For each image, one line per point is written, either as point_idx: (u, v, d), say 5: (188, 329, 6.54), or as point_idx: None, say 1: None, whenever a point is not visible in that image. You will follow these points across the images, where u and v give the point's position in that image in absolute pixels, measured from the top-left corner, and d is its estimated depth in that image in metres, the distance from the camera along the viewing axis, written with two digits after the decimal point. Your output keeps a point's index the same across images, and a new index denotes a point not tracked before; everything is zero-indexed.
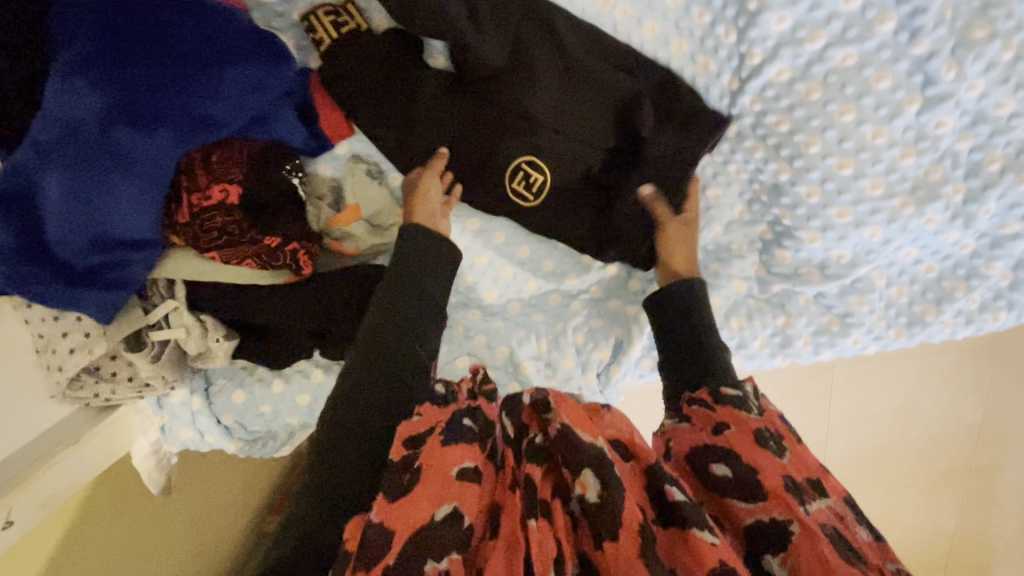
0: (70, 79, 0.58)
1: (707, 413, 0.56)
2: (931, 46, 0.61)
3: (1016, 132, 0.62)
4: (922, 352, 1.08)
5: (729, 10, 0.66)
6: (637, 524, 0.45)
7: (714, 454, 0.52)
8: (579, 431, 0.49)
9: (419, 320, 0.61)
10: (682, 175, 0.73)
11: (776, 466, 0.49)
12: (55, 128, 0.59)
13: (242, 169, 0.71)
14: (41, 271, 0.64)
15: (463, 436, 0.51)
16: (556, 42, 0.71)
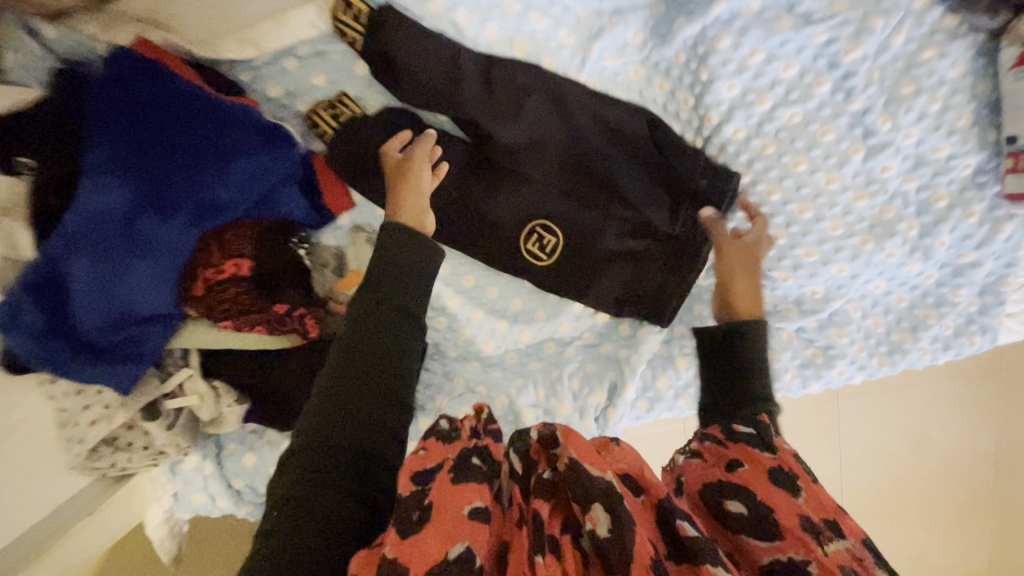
0: (101, 179, 0.66)
1: (719, 450, 0.58)
2: (865, 103, 0.68)
3: (955, 171, 0.68)
4: (922, 382, 1.09)
5: (686, 80, 0.74)
6: (650, 560, 0.43)
7: (726, 492, 0.54)
8: (588, 466, 0.48)
9: (403, 329, 0.58)
10: (699, 233, 0.79)
11: (791, 505, 0.50)
12: (85, 220, 0.66)
13: (253, 244, 0.77)
14: (68, 347, 0.70)
15: (473, 473, 0.50)
16: (568, 119, 0.79)
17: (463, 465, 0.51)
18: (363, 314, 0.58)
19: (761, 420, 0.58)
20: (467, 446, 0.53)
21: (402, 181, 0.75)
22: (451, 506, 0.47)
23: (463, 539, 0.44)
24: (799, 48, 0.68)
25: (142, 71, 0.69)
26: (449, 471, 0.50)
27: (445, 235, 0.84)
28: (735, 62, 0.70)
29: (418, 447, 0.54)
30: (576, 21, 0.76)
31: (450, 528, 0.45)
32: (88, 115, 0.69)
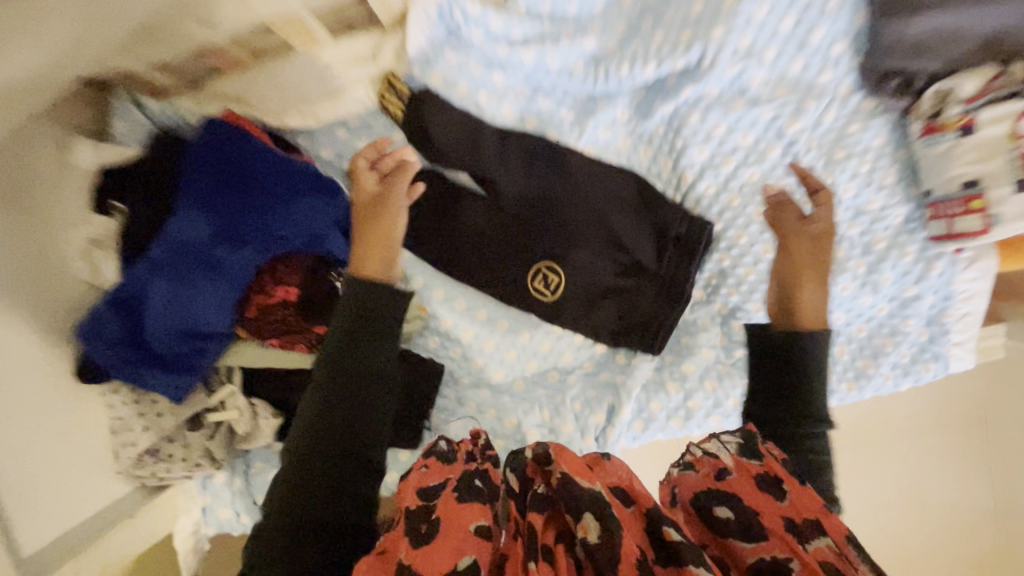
0: (188, 214, 0.82)
1: (708, 462, 0.64)
2: (809, 164, 0.84)
3: (889, 219, 0.83)
4: (916, 433, 1.12)
5: (664, 147, 0.92)
6: (636, 560, 0.50)
7: (718, 498, 0.60)
8: (578, 478, 0.56)
9: (371, 369, 0.67)
10: (684, 271, 0.92)
11: (776, 509, 0.58)
12: (170, 247, 0.81)
13: (300, 276, 0.89)
14: (136, 356, 0.81)
15: (476, 494, 0.59)
16: (568, 176, 0.95)
17: (469, 486, 0.60)
18: (336, 359, 0.68)
19: (747, 431, 0.66)
20: (471, 467, 0.63)
21: (370, 226, 0.84)
22: (456, 522, 0.56)
23: (469, 554, 0.53)
24: (752, 122, 0.85)
25: (230, 136, 0.85)
26: (454, 490, 0.60)
27: (467, 273, 0.99)
28: (704, 133, 0.87)
29: (425, 464, 0.65)
30: (574, 101, 0.94)
31: (456, 538, 0.55)
32: (184, 167, 0.86)
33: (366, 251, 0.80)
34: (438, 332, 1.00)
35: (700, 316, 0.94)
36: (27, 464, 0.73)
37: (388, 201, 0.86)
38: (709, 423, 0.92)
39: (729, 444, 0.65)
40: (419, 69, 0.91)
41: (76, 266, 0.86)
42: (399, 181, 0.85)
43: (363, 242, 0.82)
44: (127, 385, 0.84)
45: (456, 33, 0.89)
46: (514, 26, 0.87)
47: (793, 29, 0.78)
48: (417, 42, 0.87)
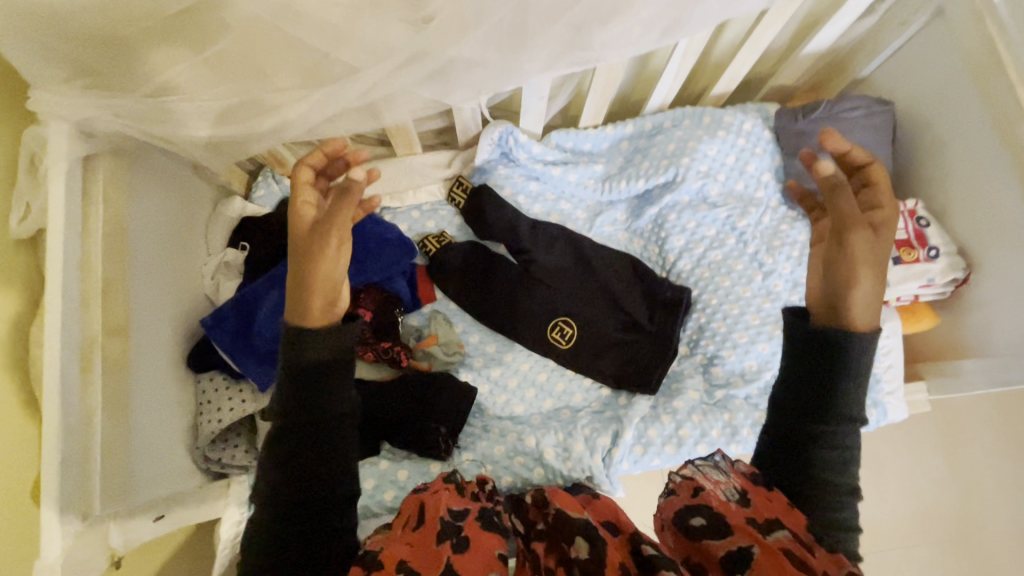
0: None
1: (688, 483, 0.64)
2: (755, 249, 1.19)
3: None
4: (902, 545, 1.32)
5: (651, 238, 1.26)
6: (619, 564, 0.55)
7: (693, 510, 0.60)
8: (568, 509, 0.61)
9: (334, 419, 0.66)
10: (673, 323, 1.18)
11: (740, 510, 0.59)
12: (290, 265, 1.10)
13: (374, 304, 1.17)
14: (242, 343, 1.03)
15: (494, 524, 0.62)
16: (579, 249, 1.25)
17: (489, 517, 0.63)
18: (295, 410, 0.65)
19: (717, 458, 0.68)
20: (486, 505, 0.66)
21: (304, 262, 0.67)
22: (479, 544, 0.58)
23: (498, 571, 0.55)
24: (713, 220, 1.21)
25: None
26: (476, 517, 0.62)
27: (498, 318, 1.24)
28: (680, 227, 1.22)
29: (443, 489, 0.66)
30: (587, 206, 1.31)
31: (482, 554, 0.57)
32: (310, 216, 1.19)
33: (301, 300, 0.67)
34: (471, 370, 1.20)
35: (686, 367, 1.17)
36: (154, 408, 0.91)
37: (324, 232, 0.67)
38: (697, 450, 1.10)
39: (701, 467, 0.67)
40: (479, 175, 1.29)
41: (205, 282, 1.14)
42: (340, 207, 0.67)
43: (297, 290, 0.67)
44: (228, 369, 1.04)
45: (507, 155, 1.27)
46: (548, 152, 1.27)
47: (734, 162, 1.21)
48: (481, 157, 1.25)
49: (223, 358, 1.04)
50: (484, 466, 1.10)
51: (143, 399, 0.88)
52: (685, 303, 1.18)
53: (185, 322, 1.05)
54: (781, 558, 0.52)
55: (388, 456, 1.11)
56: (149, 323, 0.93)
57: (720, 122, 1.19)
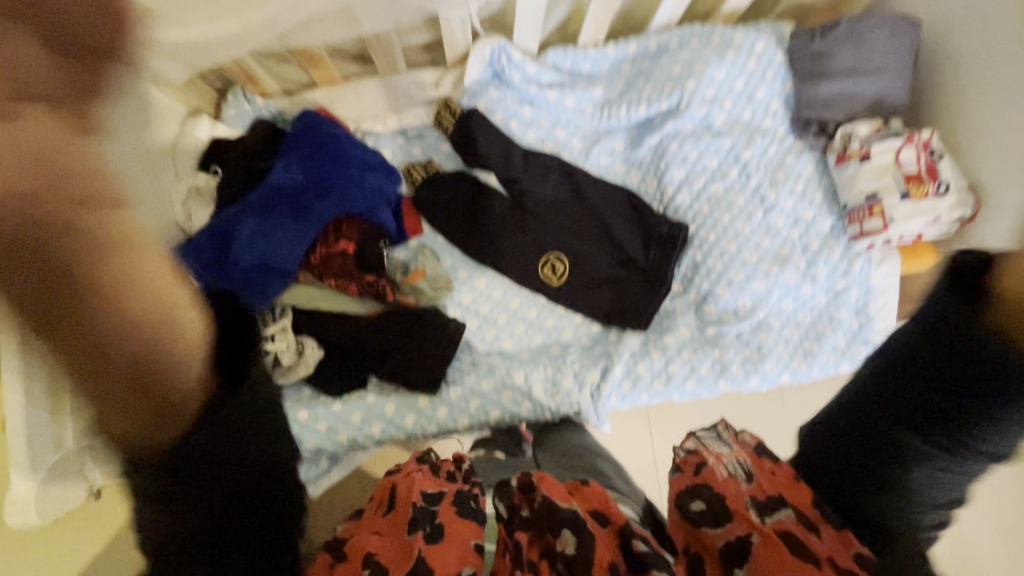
0: (288, 166, 1.05)
1: (691, 458, 0.60)
2: (757, 182, 1.14)
3: (819, 224, 1.12)
4: None
5: (650, 169, 1.20)
6: (607, 564, 0.51)
7: (693, 491, 0.57)
8: (555, 497, 0.56)
9: (175, 356, 0.54)
10: (669, 259, 1.14)
11: (741, 489, 0.56)
12: (266, 192, 1.03)
13: (357, 234, 1.10)
14: (219, 274, 0.99)
15: (473, 511, 0.58)
16: (573, 182, 1.19)
17: (467, 505, 0.58)
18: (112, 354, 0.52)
19: (719, 428, 0.64)
20: (464, 488, 0.62)
21: (167, 343, 0.54)
22: (455, 534, 0.54)
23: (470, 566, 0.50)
24: (716, 150, 1.15)
25: (322, 117, 1.09)
26: (452, 503, 0.58)
27: (487, 250, 1.19)
28: (681, 157, 1.16)
29: (416, 472, 0.65)
30: (583, 134, 1.22)
31: (458, 546, 0.52)
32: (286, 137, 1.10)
33: (108, 398, 0.53)
34: (460, 306, 1.18)
35: (678, 305, 1.14)
36: None
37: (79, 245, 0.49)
38: (686, 386, 1.10)
39: (704, 438, 0.63)
40: (468, 97, 1.20)
41: (175, 210, 1.06)
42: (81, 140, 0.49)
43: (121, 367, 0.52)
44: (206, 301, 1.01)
45: (499, 76, 1.18)
46: (544, 73, 1.18)
47: (742, 88, 1.14)
48: (472, 77, 1.17)
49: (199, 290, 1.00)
50: (472, 400, 1.09)
51: None
52: (683, 238, 1.14)
53: None
54: (781, 545, 0.50)
55: (376, 389, 1.09)
56: None
57: (730, 42, 1.10)
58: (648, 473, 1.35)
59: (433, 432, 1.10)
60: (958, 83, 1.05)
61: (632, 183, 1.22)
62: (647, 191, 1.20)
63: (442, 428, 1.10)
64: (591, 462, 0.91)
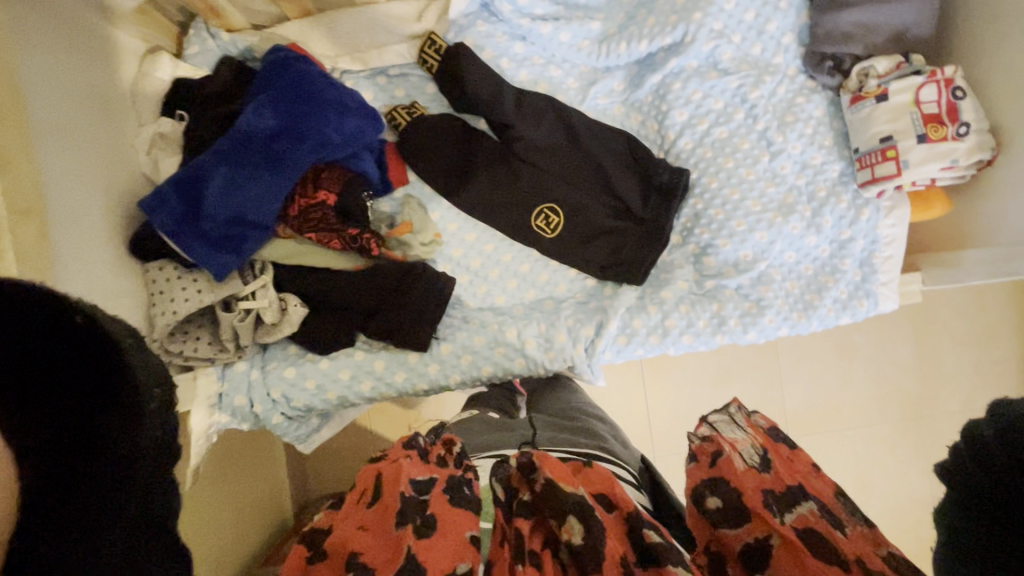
0: (258, 108, 0.95)
1: (708, 448, 0.57)
2: (764, 124, 1.07)
3: (826, 171, 1.06)
4: (879, 422, 1.38)
5: (651, 112, 1.13)
6: (620, 557, 0.50)
7: (711, 485, 0.54)
8: (562, 483, 0.54)
9: None
10: (668, 206, 1.08)
11: (759, 479, 0.54)
12: (236, 139, 0.94)
13: (339, 185, 1.04)
14: (189, 229, 0.92)
15: (470, 502, 0.56)
16: (568, 125, 1.11)
17: (461, 493, 0.56)
18: None
19: (731, 408, 0.63)
20: (457, 473, 0.58)
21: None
22: (451, 525, 0.52)
23: (469, 561, 0.50)
24: (722, 90, 1.08)
25: (293, 56, 1.01)
26: (445, 490, 0.56)
27: (478, 200, 1.13)
28: (684, 98, 1.08)
29: (404, 456, 0.59)
30: (579, 73, 1.14)
31: (453, 539, 0.51)
32: (255, 77, 1.01)
33: None
34: (450, 260, 1.15)
35: (676, 257, 1.10)
36: (84, 275, 0.81)
37: None
38: (682, 341, 1.04)
39: (718, 424, 0.61)
40: (454, 32, 1.11)
41: (140, 158, 0.98)
42: None
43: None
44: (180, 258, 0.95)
45: (488, 7, 1.09)
46: (537, 3, 1.08)
47: (753, 20, 1.05)
48: (457, 9, 1.07)
49: (170, 246, 0.94)
50: (464, 357, 1.04)
51: (67, 272, 0.77)
52: (683, 185, 1.08)
53: (119, 203, 0.93)
54: (801, 548, 0.47)
55: (365, 346, 1.06)
56: (67, 200, 0.80)
57: None
58: (639, 425, 1.36)
59: (426, 389, 1.06)
60: (991, 15, 0.96)
61: (633, 126, 1.15)
62: (645, 133, 1.14)
63: (433, 384, 1.06)
64: (587, 423, 0.89)
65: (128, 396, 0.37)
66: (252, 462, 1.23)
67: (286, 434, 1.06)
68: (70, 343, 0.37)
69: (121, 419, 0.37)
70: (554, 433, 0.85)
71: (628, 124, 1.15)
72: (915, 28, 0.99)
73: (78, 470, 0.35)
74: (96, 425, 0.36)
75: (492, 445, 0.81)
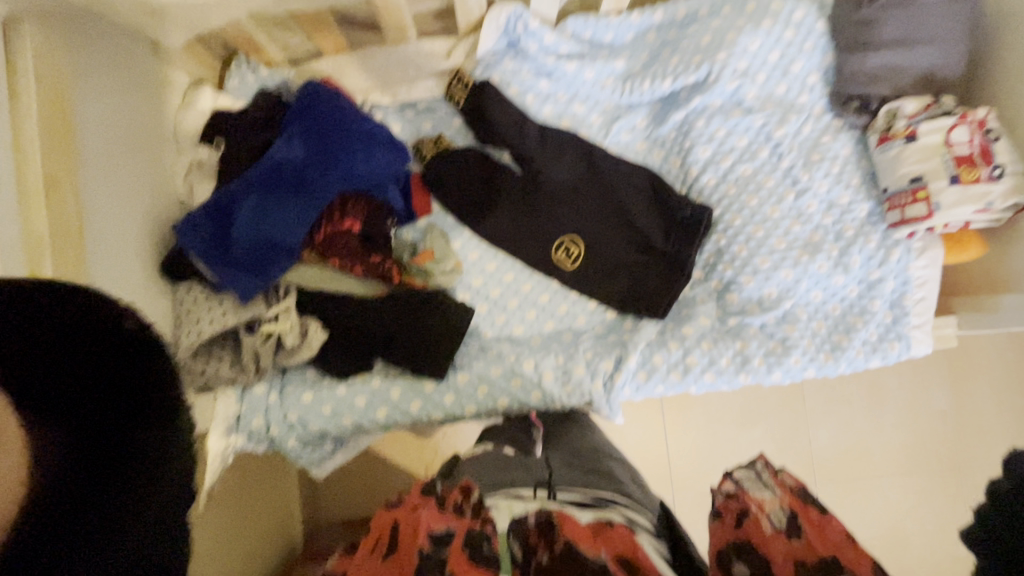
0: (288, 141, 1.00)
1: (733, 507, 0.57)
2: (789, 162, 1.06)
3: (854, 210, 1.04)
4: (915, 470, 1.30)
5: (674, 148, 1.13)
6: None
7: (737, 550, 0.52)
8: (581, 544, 0.54)
9: None
10: (691, 240, 1.07)
11: (788, 546, 0.50)
12: (266, 168, 0.98)
13: (363, 214, 1.06)
14: (216, 253, 0.95)
15: (488, 560, 0.52)
16: (590, 160, 1.13)
17: (479, 550, 0.53)
18: None
19: (759, 466, 0.60)
20: (474, 526, 0.56)
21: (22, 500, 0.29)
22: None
23: None
24: (746, 128, 1.07)
25: (326, 90, 1.04)
26: (464, 547, 0.53)
27: (499, 230, 1.14)
28: (708, 135, 1.09)
29: (422, 507, 0.59)
30: (603, 109, 1.16)
31: None
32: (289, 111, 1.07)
33: None
34: (469, 289, 1.15)
35: (698, 293, 1.09)
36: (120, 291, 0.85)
37: None
38: (704, 379, 1.01)
39: (744, 481, 0.59)
40: (481, 69, 1.13)
41: (177, 183, 1.03)
42: None
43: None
44: (209, 281, 0.98)
45: (515, 45, 1.12)
46: (563, 43, 1.11)
47: (778, 60, 1.05)
48: (485, 46, 1.10)
49: (198, 269, 0.97)
50: (480, 387, 1.04)
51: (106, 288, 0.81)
52: (706, 220, 1.07)
53: (154, 226, 0.96)
54: None
55: (381, 373, 1.06)
56: (109, 220, 0.84)
57: (767, 9, 1.03)
58: (657, 463, 1.32)
59: (440, 418, 1.06)
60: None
61: (655, 162, 1.16)
62: (667, 167, 1.14)
63: (448, 414, 1.05)
64: (606, 466, 0.86)
65: (171, 409, 0.34)
66: (262, 485, 1.22)
67: (300, 458, 1.06)
68: (122, 346, 0.34)
69: (156, 432, 0.33)
70: (569, 473, 0.83)
71: (650, 159, 1.16)
72: (943, 70, 0.98)
73: (101, 468, 0.32)
74: (120, 445, 0.32)
75: (506, 485, 0.80)
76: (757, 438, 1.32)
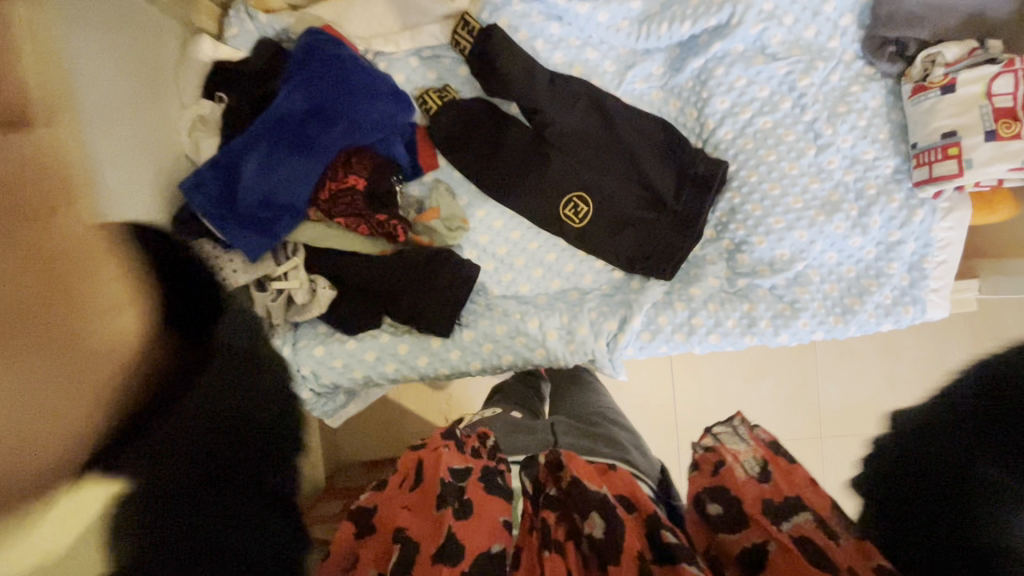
0: (290, 93, 0.98)
1: (710, 458, 0.62)
2: (813, 115, 1.00)
3: (879, 167, 0.99)
4: None
5: (691, 98, 1.07)
6: (636, 552, 0.51)
7: (712, 494, 0.58)
8: (586, 479, 0.58)
9: None
10: (704, 197, 1.04)
11: (758, 487, 0.57)
12: (268, 123, 0.97)
13: (367, 170, 1.05)
14: (223, 211, 0.96)
15: (501, 490, 0.59)
16: (602, 112, 1.08)
17: (495, 482, 0.60)
18: None
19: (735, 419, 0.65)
20: (490, 464, 0.63)
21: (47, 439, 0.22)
22: (484, 511, 0.56)
23: (502, 542, 0.53)
24: (769, 77, 1.01)
25: (326, 38, 1.01)
26: (480, 479, 0.59)
27: (507, 186, 1.12)
28: (727, 85, 1.02)
29: (444, 445, 0.63)
30: (618, 55, 1.09)
31: (486, 522, 0.54)
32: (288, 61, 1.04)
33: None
34: (476, 247, 1.14)
35: (709, 252, 1.06)
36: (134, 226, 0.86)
37: None
38: (709, 340, 1.01)
39: (722, 435, 0.64)
40: (489, 12, 1.06)
41: (182, 139, 1.03)
42: None
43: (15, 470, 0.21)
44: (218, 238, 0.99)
45: None
46: None
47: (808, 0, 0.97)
48: None
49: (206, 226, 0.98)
50: (484, 345, 1.05)
51: None
52: (720, 174, 1.03)
53: (163, 182, 0.97)
54: (797, 552, 0.50)
55: (389, 329, 1.08)
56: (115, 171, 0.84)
57: None
58: (662, 417, 1.35)
59: (447, 373, 1.08)
60: None
61: (671, 112, 1.10)
62: (681, 119, 1.09)
63: (455, 370, 1.07)
64: (609, 432, 0.88)
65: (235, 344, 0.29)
66: None
67: (314, 408, 1.11)
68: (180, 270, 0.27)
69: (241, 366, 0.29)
70: (575, 440, 0.84)
71: (666, 110, 1.10)
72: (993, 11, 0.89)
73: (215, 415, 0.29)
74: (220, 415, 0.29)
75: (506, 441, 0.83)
76: (765, 392, 1.33)
